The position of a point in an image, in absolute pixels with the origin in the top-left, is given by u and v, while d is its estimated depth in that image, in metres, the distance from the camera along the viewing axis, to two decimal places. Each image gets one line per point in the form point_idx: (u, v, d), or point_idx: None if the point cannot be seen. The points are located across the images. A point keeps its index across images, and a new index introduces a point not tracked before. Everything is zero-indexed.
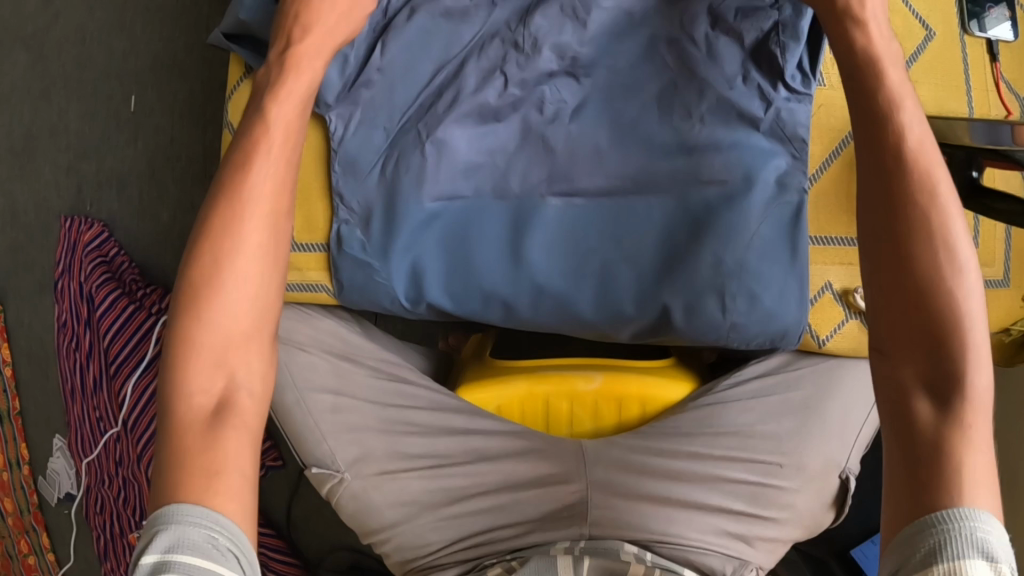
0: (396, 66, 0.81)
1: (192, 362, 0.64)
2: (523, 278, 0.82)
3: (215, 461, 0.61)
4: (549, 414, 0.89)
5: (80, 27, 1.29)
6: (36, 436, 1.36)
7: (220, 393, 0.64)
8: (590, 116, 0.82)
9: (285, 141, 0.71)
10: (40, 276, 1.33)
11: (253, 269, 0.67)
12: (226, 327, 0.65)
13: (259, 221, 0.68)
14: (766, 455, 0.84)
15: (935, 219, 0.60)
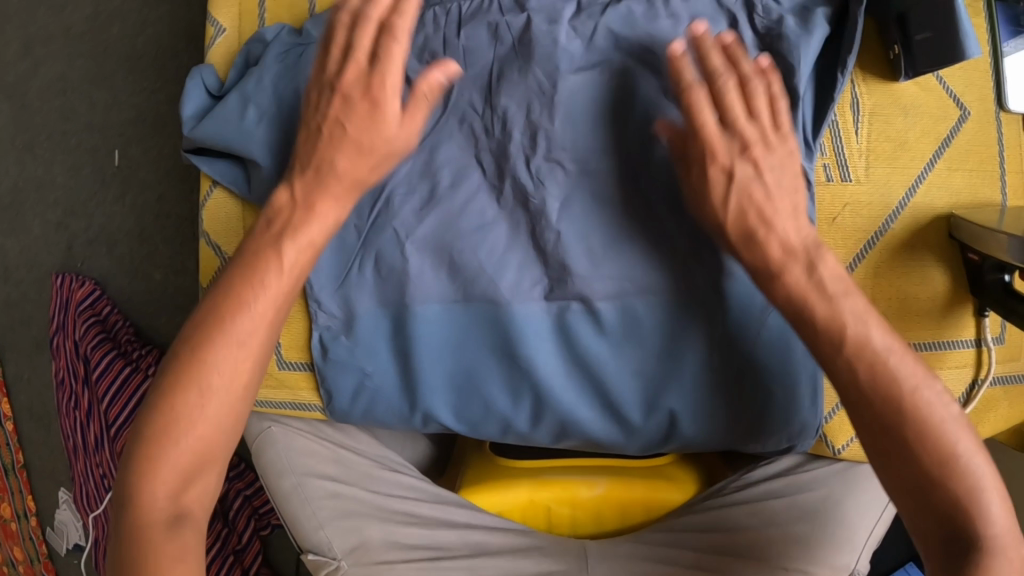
0: None
1: (157, 462, 0.64)
2: (523, 384, 0.75)
3: (174, 545, 0.64)
4: (550, 517, 0.85)
5: (61, 77, 1.25)
6: (43, 488, 1.36)
7: (173, 506, 0.65)
8: (580, 204, 0.72)
9: (269, 292, 0.67)
10: (36, 333, 1.30)
11: (228, 392, 0.66)
12: (175, 468, 0.64)
13: (230, 345, 0.66)
14: (783, 560, 0.75)
15: (924, 421, 0.60)
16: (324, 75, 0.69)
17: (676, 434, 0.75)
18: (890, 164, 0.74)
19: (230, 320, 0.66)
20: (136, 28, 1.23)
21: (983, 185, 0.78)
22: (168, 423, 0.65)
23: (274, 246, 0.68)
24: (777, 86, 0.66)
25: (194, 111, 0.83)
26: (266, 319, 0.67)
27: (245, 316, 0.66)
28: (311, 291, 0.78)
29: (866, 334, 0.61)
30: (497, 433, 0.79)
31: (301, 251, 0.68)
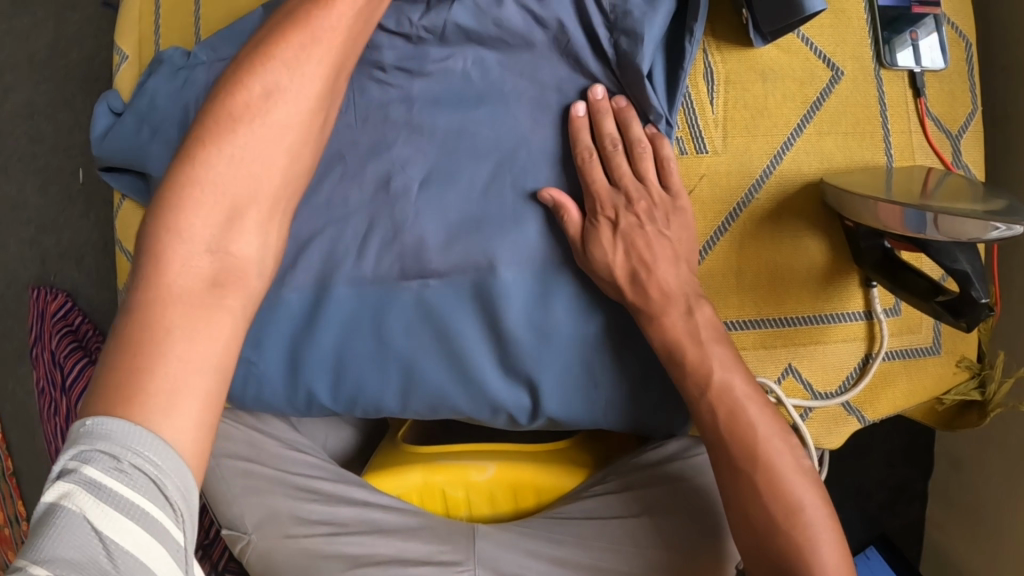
0: None
1: (156, 279, 0.53)
2: (392, 363, 0.76)
3: (193, 345, 0.52)
4: (447, 501, 0.87)
5: (28, 102, 1.31)
6: (31, 493, 1.42)
7: (216, 264, 0.56)
8: (440, 184, 0.74)
9: (298, 101, 0.63)
10: (18, 345, 1.38)
11: (223, 207, 0.58)
12: (213, 220, 0.56)
13: (259, 136, 0.61)
14: (658, 545, 0.77)
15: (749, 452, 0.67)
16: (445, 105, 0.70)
17: (542, 411, 0.77)
18: (750, 133, 0.76)
19: (258, 97, 0.62)
20: (93, 52, 1.29)
21: (863, 146, 0.77)
22: (190, 190, 0.57)
23: (259, 113, 0.61)
24: (668, 150, 0.71)
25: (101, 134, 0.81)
26: (296, 132, 0.63)
27: (261, 123, 0.61)
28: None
29: (730, 384, 0.68)
30: (373, 409, 0.80)
31: (306, 40, 0.64)
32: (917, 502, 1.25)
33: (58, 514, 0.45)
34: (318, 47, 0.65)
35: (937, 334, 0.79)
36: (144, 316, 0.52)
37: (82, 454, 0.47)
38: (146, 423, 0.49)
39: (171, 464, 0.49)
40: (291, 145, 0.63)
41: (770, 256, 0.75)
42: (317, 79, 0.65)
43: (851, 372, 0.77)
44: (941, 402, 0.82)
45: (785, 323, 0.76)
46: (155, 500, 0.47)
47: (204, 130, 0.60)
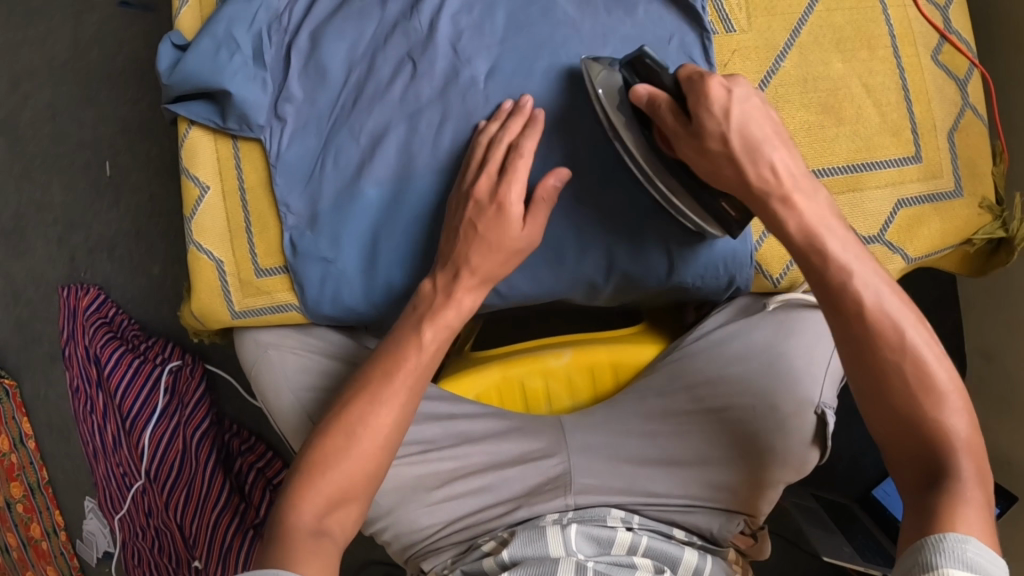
0: (313, 69, 0.82)
1: (302, 499, 0.66)
2: None
3: (313, 548, 0.63)
4: (526, 397, 0.89)
5: (50, 104, 1.33)
6: (69, 501, 1.40)
7: (318, 528, 0.65)
8: (504, 71, 0.80)
9: (398, 395, 0.71)
10: (48, 350, 1.36)
11: (349, 469, 0.67)
12: (350, 462, 0.68)
13: (354, 455, 0.68)
14: (742, 402, 0.81)
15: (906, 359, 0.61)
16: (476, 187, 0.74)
17: (614, 269, 0.80)
18: (770, 13, 0.84)
19: (372, 414, 0.70)
20: (113, 48, 1.31)
21: (869, 18, 0.86)
22: (314, 472, 0.67)
23: (382, 382, 0.71)
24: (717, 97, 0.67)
25: (169, 66, 0.85)
26: (396, 436, 0.70)
27: (380, 423, 0.69)
28: (278, 195, 0.83)
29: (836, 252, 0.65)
30: None
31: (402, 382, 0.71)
32: None
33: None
34: (428, 334, 0.73)
35: (958, 177, 0.87)
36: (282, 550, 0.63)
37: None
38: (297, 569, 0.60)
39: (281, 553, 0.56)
40: (399, 406, 0.70)
41: (812, 107, 0.83)
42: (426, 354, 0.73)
43: (890, 219, 0.84)
44: (972, 243, 0.88)
45: (826, 173, 0.83)
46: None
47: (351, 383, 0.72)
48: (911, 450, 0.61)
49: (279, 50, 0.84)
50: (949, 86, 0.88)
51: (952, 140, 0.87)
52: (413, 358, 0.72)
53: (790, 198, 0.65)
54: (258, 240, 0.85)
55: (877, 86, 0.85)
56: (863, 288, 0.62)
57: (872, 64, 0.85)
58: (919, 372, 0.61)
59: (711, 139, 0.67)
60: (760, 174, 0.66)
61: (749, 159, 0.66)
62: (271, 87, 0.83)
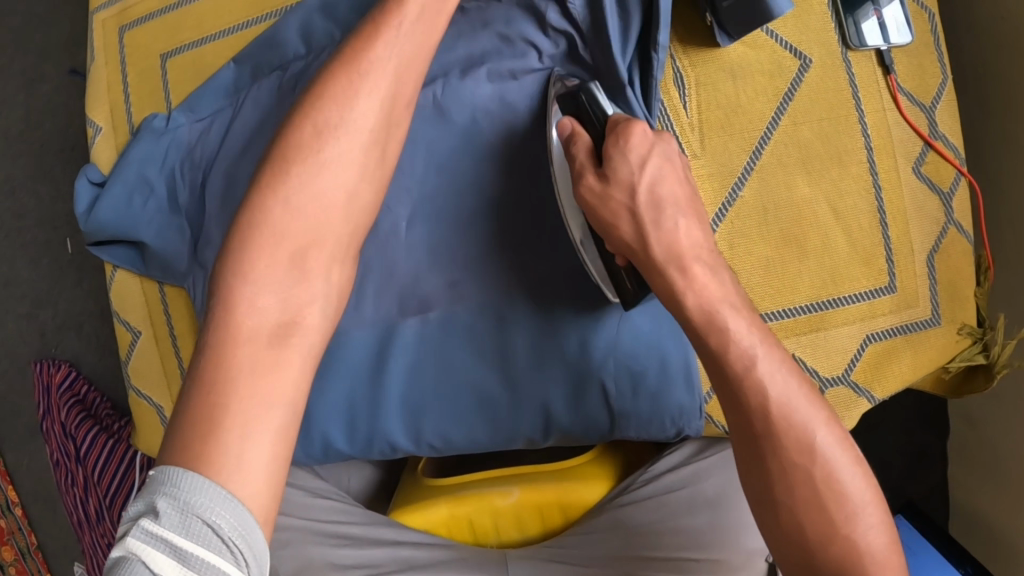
0: (218, 216, 0.74)
1: (240, 350, 0.52)
2: (390, 399, 0.76)
3: (261, 389, 0.50)
4: (475, 531, 0.87)
5: (7, 178, 1.32)
6: (58, 566, 1.42)
7: (283, 307, 0.54)
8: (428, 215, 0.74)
9: (368, 115, 0.60)
10: (27, 421, 1.38)
11: (284, 252, 0.56)
12: (277, 258, 0.56)
13: (307, 199, 0.58)
14: (682, 552, 0.77)
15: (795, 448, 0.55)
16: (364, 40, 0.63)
17: (554, 428, 0.76)
18: (727, 131, 0.76)
19: (319, 167, 0.58)
20: (68, 119, 1.31)
21: (840, 131, 0.78)
22: (259, 240, 0.55)
23: (317, 140, 0.59)
24: (639, 133, 0.60)
25: (85, 208, 0.82)
26: (359, 167, 0.60)
27: (330, 168, 0.59)
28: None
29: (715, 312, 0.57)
30: (390, 450, 0.79)
31: (363, 85, 0.60)
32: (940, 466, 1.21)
33: (127, 565, 0.44)
34: (373, 79, 0.61)
35: (936, 304, 0.80)
36: (189, 449, 0.48)
37: (157, 504, 0.46)
38: (223, 481, 0.47)
39: (250, 527, 0.47)
40: (367, 160, 0.60)
41: (774, 239, 0.76)
42: (372, 114, 0.61)
43: (857, 356, 0.78)
44: (946, 370, 0.82)
45: (791, 313, 0.76)
46: (224, 556, 0.45)
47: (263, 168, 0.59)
48: (823, 556, 0.55)
49: (192, 191, 0.77)
50: (930, 202, 0.80)
51: (930, 261, 0.80)
52: (372, 86, 0.61)
53: (688, 266, 0.58)
54: None
55: (847, 210, 0.78)
56: (770, 380, 0.56)
57: (842, 183, 0.78)
58: (827, 483, 0.55)
59: (620, 189, 0.60)
60: (669, 244, 0.58)
61: (653, 216, 0.59)
62: (188, 232, 0.78)
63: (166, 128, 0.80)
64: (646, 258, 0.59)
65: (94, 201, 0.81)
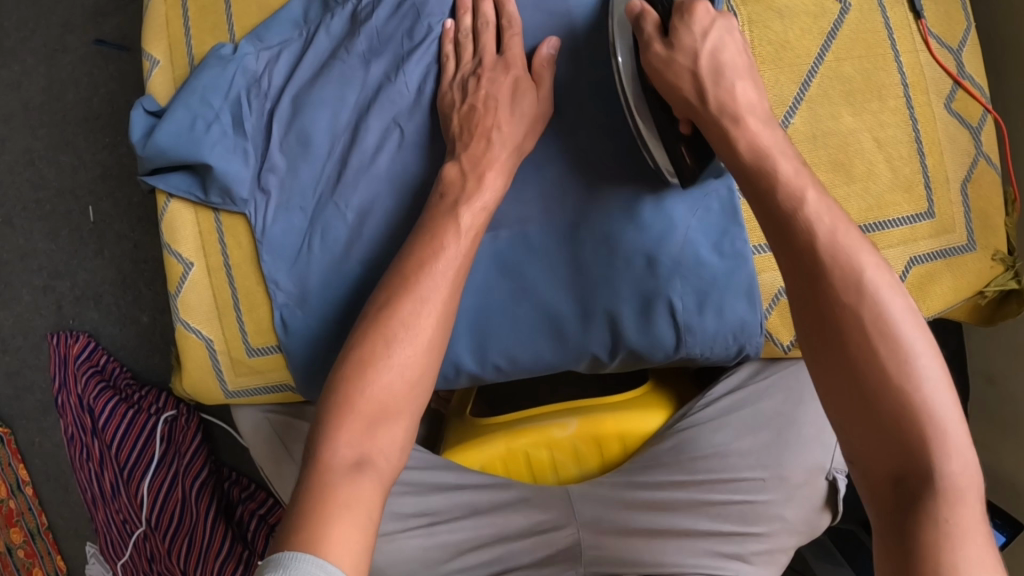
0: (293, 143, 0.79)
1: (342, 422, 0.60)
2: (457, 317, 0.77)
3: (350, 491, 0.56)
4: (532, 468, 0.87)
5: (28, 149, 1.31)
6: (70, 547, 1.39)
7: (371, 426, 0.61)
8: None
9: (439, 281, 0.67)
10: (40, 398, 1.35)
11: (397, 381, 0.63)
12: (392, 384, 0.63)
13: (405, 349, 0.64)
14: (749, 472, 0.80)
15: (870, 321, 0.54)
16: (463, 75, 0.76)
17: (621, 347, 0.78)
18: (779, 65, 0.81)
19: (399, 335, 0.64)
20: (89, 90, 1.29)
21: (879, 69, 0.83)
22: (349, 403, 0.61)
23: (412, 278, 0.67)
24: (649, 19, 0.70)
25: (142, 136, 0.82)
26: (437, 330, 0.66)
27: (409, 343, 0.64)
28: (267, 273, 0.80)
29: (754, 141, 0.64)
30: (454, 373, 0.79)
31: (435, 243, 0.69)
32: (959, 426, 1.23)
33: None
34: (448, 250, 0.69)
35: (971, 231, 0.84)
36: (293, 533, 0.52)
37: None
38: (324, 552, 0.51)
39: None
40: (441, 308, 0.66)
41: (824, 163, 0.81)
42: (455, 257, 0.69)
43: (902, 276, 0.82)
44: (983, 295, 0.86)
45: None
46: None
47: (367, 317, 0.66)
48: (868, 375, 0.53)
49: (259, 117, 0.81)
50: (961, 135, 0.85)
51: (965, 192, 0.85)
52: (452, 243, 0.69)
53: (742, 118, 0.65)
54: (248, 318, 0.82)
55: (888, 139, 0.82)
56: (817, 220, 0.58)
57: (884, 116, 0.82)
58: (896, 350, 0.53)
59: (683, 55, 0.67)
60: (725, 95, 0.66)
61: (712, 78, 0.66)
62: (252, 157, 0.80)
63: (232, 56, 0.81)
64: (704, 113, 0.66)
65: (151, 130, 0.82)
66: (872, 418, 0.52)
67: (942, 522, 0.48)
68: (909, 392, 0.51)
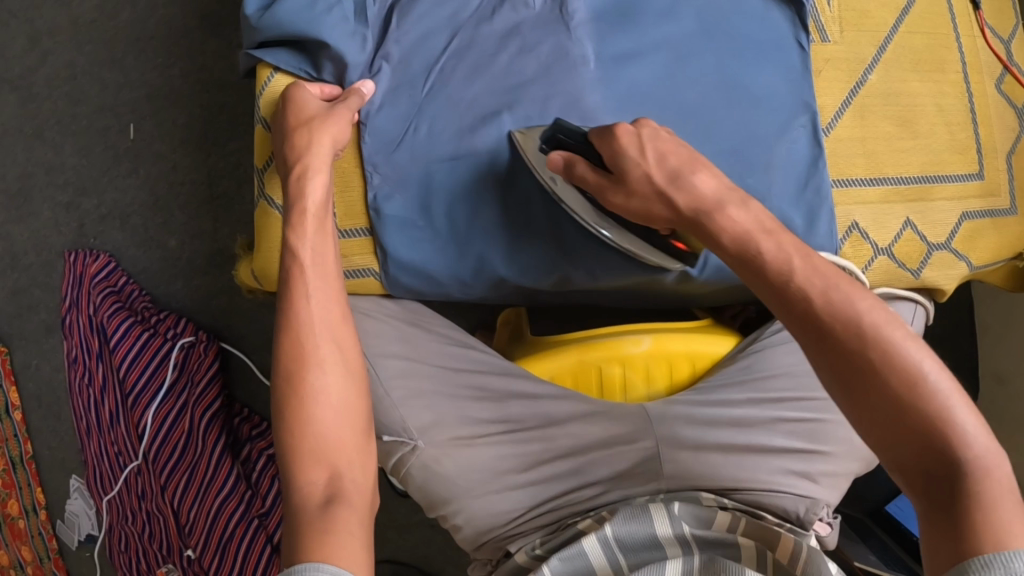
0: (410, 37, 0.82)
1: (297, 462, 0.59)
2: (559, 219, 0.81)
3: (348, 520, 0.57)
4: (602, 383, 0.87)
5: (70, 64, 1.28)
6: (52, 480, 1.32)
7: (329, 477, 0.60)
8: (613, 45, 0.82)
9: (316, 247, 0.69)
10: (44, 318, 1.30)
11: (332, 390, 0.63)
12: (327, 413, 0.62)
13: (325, 344, 0.64)
14: (816, 392, 0.85)
15: (846, 319, 0.55)
16: (291, 124, 0.76)
17: (709, 258, 0.82)
18: (860, 29, 0.89)
19: (310, 354, 0.63)
20: (145, 12, 1.28)
21: (942, 46, 0.92)
22: (302, 442, 0.60)
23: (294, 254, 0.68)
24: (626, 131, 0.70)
25: (257, 9, 0.83)
26: (333, 307, 0.67)
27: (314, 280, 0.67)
28: (366, 156, 0.81)
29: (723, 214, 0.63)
30: (546, 271, 0.83)
31: (319, 239, 0.70)
32: None
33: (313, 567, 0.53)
34: (307, 227, 0.70)
35: (1014, 198, 0.93)
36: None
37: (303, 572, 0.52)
38: None
39: None
40: (330, 273, 0.68)
41: (892, 118, 0.88)
42: (327, 250, 0.69)
43: (956, 228, 0.89)
44: (1021, 258, 0.94)
45: (910, 180, 0.87)
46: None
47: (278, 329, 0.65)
48: (913, 410, 0.51)
49: (381, 12, 0.84)
50: (1009, 113, 0.94)
51: (1010, 163, 0.93)
52: (309, 277, 0.67)
53: (688, 185, 0.66)
54: (339, 199, 0.83)
55: (949, 106, 0.90)
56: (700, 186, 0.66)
57: (943, 87, 0.91)
58: (842, 302, 0.55)
59: (653, 164, 0.68)
60: (689, 196, 0.66)
61: (672, 186, 0.67)
62: (369, 45, 0.82)
63: None
64: (666, 214, 0.68)
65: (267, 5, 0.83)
66: (854, 387, 0.53)
67: (969, 494, 0.48)
68: (919, 397, 0.51)
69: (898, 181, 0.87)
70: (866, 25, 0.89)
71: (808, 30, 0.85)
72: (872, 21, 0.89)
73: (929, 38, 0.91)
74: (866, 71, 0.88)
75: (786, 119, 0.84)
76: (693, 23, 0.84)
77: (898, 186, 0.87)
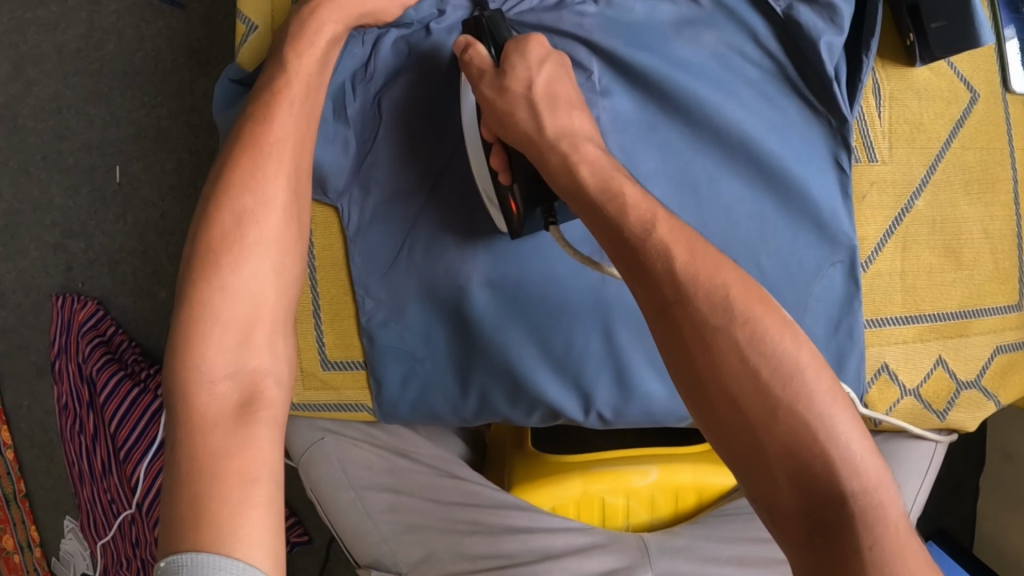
0: (401, 150, 0.75)
1: (211, 340, 0.54)
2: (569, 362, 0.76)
3: (258, 445, 0.52)
4: (605, 512, 0.86)
5: (56, 95, 1.20)
6: (47, 518, 1.31)
7: (238, 386, 0.55)
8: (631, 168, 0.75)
9: (275, 185, 0.60)
10: (35, 360, 1.26)
11: (258, 295, 0.57)
12: (252, 302, 0.56)
13: (261, 266, 0.57)
14: None
15: (746, 356, 0.47)
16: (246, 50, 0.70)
17: None
18: (910, 144, 0.82)
19: (239, 263, 0.56)
20: (132, 44, 1.19)
21: (996, 163, 0.85)
22: (207, 313, 0.54)
23: (239, 199, 0.58)
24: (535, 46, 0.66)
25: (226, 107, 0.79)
26: (279, 270, 0.59)
27: (267, 212, 0.59)
28: (357, 278, 0.77)
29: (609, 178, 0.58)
30: (553, 416, 0.78)
31: (274, 168, 0.60)
32: (968, 497, 1.30)
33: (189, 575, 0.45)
34: (275, 159, 0.60)
35: None
36: (190, 530, 0.47)
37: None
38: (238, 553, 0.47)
39: None
40: (286, 233, 0.60)
41: (936, 248, 0.82)
42: (281, 198, 0.60)
43: (988, 363, 0.84)
44: None
45: (950, 316, 0.83)
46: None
47: (194, 244, 0.57)
48: (776, 453, 0.46)
49: (362, 108, 0.74)
50: None
51: None
52: (249, 235, 0.57)
53: (579, 144, 0.61)
54: (330, 328, 0.80)
55: (997, 232, 0.85)
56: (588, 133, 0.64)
57: (993, 209, 0.85)
58: (741, 331, 0.48)
59: (517, 83, 0.64)
60: (548, 126, 0.62)
61: (547, 106, 0.63)
62: (352, 149, 0.74)
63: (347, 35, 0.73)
64: (540, 142, 0.62)
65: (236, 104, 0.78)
66: (746, 433, 0.47)
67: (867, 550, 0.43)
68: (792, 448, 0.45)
69: (937, 317, 0.83)
70: (916, 140, 0.82)
71: (848, 147, 0.78)
72: (924, 135, 0.83)
73: (984, 153, 0.85)
74: (913, 195, 0.82)
75: (820, 257, 0.77)
76: (724, 144, 0.76)
77: (936, 323, 0.82)
